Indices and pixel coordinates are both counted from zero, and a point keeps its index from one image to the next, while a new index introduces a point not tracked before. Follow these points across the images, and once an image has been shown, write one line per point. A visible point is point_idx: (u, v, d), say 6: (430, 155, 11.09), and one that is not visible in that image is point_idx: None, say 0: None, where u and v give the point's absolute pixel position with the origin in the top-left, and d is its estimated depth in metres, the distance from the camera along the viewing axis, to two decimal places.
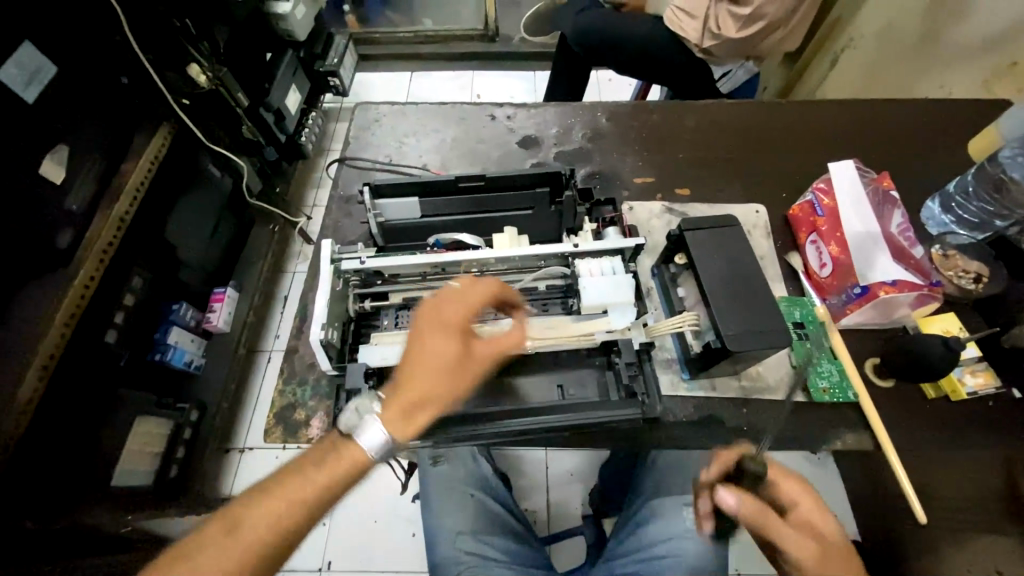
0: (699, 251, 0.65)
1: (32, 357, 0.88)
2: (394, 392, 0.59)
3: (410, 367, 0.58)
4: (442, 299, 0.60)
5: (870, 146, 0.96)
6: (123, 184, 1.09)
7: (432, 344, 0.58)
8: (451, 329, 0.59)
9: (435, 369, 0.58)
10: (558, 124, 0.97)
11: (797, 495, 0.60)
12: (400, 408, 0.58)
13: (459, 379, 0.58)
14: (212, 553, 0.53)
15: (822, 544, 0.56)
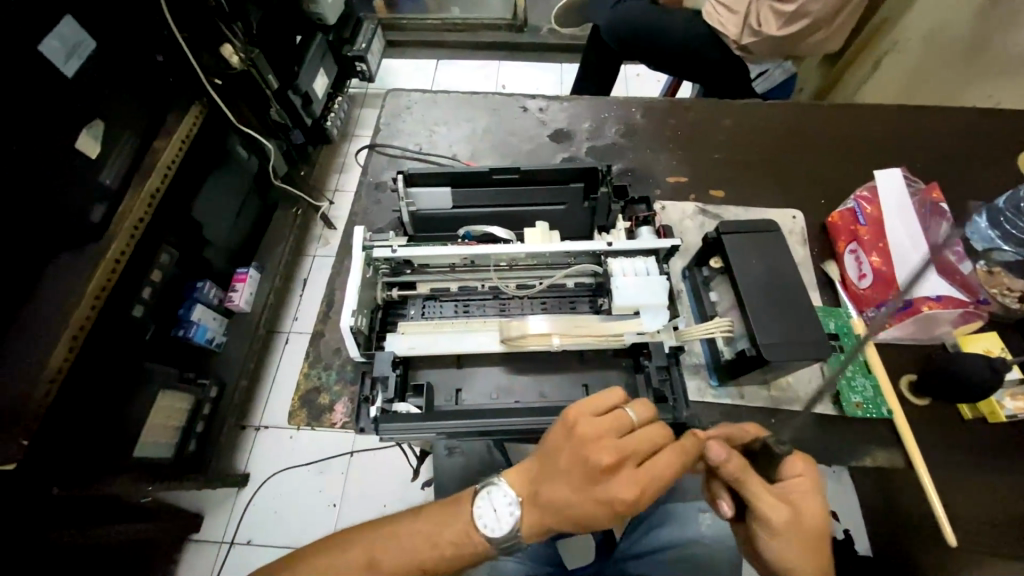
0: (737, 256, 0.64)
1: (64, 327, 0.90)
2: (534, 509, 0.57)
3: (559, 500, 0.55)
4: (612, 440, 0.54)
5: (914, 155, 0.93)
6: (155, 161, 1.10)
7: (590, 488, 0.54)
8: (618, 484, 0.53)
9: (586, 515, 0.54)
10: (591, 119, 0.95)
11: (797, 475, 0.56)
12: (534, 524, 0.57)
13: (606, 524, 0.55)
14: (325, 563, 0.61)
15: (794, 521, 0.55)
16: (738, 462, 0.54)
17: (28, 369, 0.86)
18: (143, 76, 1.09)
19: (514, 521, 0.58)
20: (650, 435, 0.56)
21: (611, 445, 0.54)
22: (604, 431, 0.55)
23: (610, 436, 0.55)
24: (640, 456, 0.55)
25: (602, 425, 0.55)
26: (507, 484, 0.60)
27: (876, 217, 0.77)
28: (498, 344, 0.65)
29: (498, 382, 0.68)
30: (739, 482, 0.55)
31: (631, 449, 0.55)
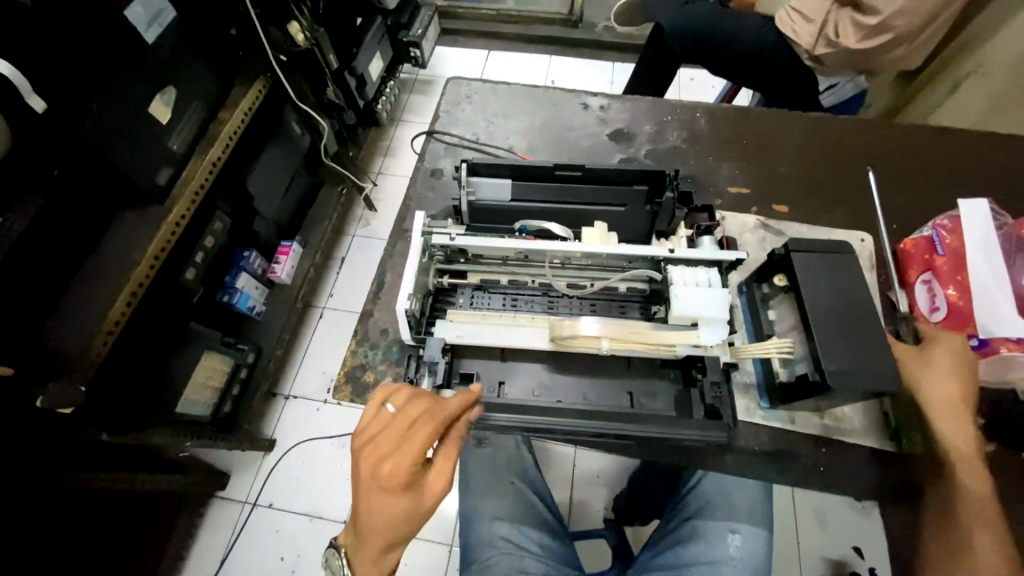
0: (805, 275, 0.61)
1: (125, 282, 0.93)
2: (357, 547, 0.60)
3: (358, 524, 0.58)
4: (371, 444, 0.57)
5: (999, 187, 0.87)
6: (219, 131, 1.14)
7: (366, 501, 0.56)
8: (384, 485, 0.55)
9: (379, 527, 0.56)
10: (653, 121, 0.93)
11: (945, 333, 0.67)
12: (366, 560, 0.60)
13: (405, 522, 0.56)
14: None
15: (931, 365, 0.65)
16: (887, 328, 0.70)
17: (88, 320, 0.90)
18: (214, 48, 1.12)
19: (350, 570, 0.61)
20: (401, 414, 0.57)
21: (370, 443, 0.57)
22: (366, 436, 0.58)
23: (367, 443, 0.57)
24: (396, 442, 0.56)
25: (367, 432, 0.58)
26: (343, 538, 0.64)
27: (957, 249, 0.72)
28: (546, 341, 0.65)
29: (542, 380, 0.68)
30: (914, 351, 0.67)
31: (387, 441, 0.57)
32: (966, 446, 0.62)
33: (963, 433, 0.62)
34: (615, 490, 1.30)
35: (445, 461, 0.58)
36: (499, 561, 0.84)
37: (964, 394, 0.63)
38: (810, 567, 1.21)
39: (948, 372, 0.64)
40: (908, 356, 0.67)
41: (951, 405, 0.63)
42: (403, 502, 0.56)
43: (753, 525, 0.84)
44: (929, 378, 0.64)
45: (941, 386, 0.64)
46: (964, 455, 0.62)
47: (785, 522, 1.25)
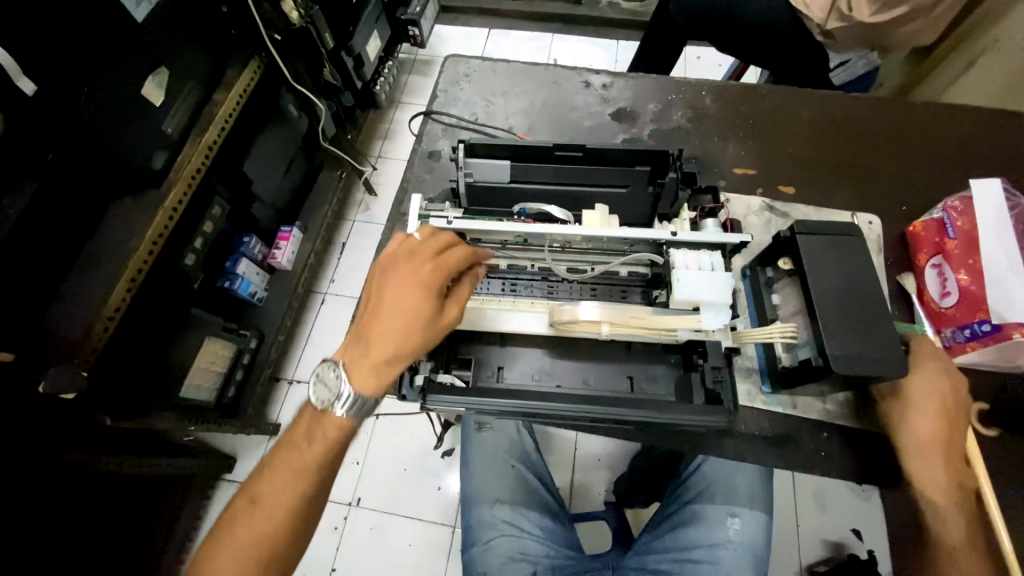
0: (812, 258, 0.60)
1: (124, 267, 0.93)
2: (360, 356, 0.61)
3: (372, 328, 0.60)
4: (402, 256, 0.62)
5: (1014, 166, 0.84)
6: (214, 113, 1.12)
7: (389, 302, 0.60)
8: (408, 287, 0.59)
9: (393, 331, 0.59)
10: (657, 100, 0.90)
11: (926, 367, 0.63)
12: (367, 369, 0.60)
13: (417, 333, 0.59)
14: (249, 523, 0.61)
15: (902, 401, 0.63)
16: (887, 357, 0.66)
17: (89, 307, 0.90)
18: (207, 28, 1.09)
19: (348, 380, 0.61)
20: (432, 238, 0.62)
21: (403, 256, 0.61)
22: (398, 252, 0.62)
23: (400, 255, 0.62)
24: (428, 255, 0.61)
25: (399, 250, 0.63)
26: (339, 356, 0.64)
27: (968, 231, 0.71)
28: (546, 326, 0.64)
29: (540, 365, 0.67)
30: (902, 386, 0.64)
31: (419, 254, 0.61)
32: (942, 487, 0.62)
33: (937, 475, 0.62)
34: (615, 473, 1.31)
35: (464, 292, 0.61)
36: (499, 542, 0.86)
37: (939, 436, 0.61)
38: (807, 548, 1.22)
39: (923, 410, 0.61)
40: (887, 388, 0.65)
41: (926, 447, 0.62)
42: (420, 310, 0.59)
43: (752, 508, 0.85)
44: (899, 414, 0.63)
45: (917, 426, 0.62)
46: (940, 495, 0.62)
47: (785, 505, 1.25)
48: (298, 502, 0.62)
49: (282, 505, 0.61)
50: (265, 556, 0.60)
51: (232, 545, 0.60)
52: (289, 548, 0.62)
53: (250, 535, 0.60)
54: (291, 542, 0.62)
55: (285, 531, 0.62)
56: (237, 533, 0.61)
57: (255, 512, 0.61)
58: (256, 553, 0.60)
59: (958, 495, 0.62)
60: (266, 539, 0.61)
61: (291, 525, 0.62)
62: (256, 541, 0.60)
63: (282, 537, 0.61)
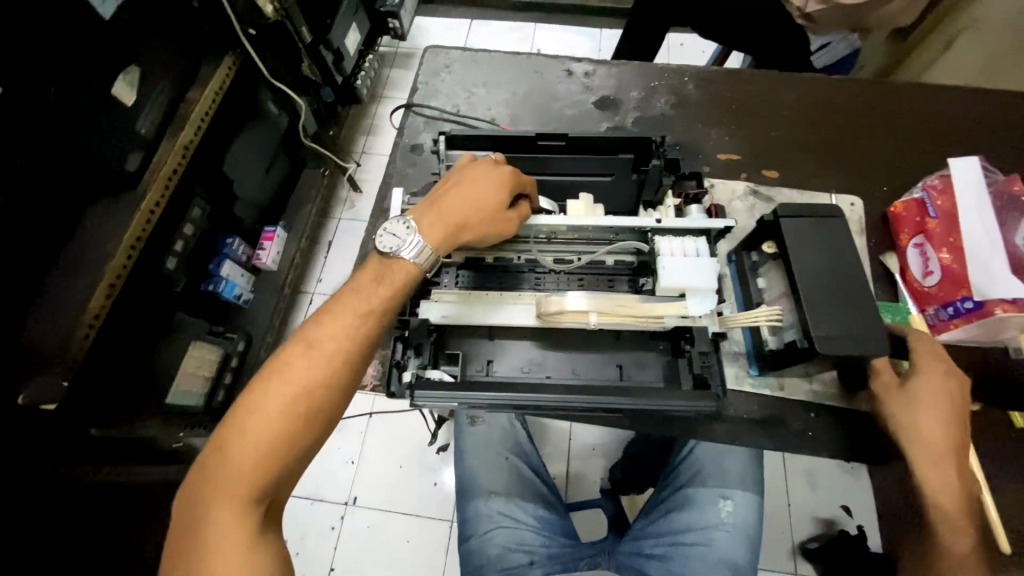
0: (795, 240, 0.60)
1: (102, 273, 0.91)
2: (429, 213, 0.61)
3: (450, 197, 0.61)
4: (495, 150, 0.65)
5: (991, 143, 0.85)
6: (190, 112, 1.09)
7: (479, 173, 0.62)
8: (495, 170, 0.62)
9: (470, 204, 0.60)
10: (639, 87, 0.90)
11: (930, 364, 0.63)
12: (433, 226, 0.60)
13: (490, 214, 0.60)
14: (300, 366, 0.55)
15: (906, 404, 0.62)
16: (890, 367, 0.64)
17: (68, 315, 0.88)
18: (177, 23, 1.05)
19: (414, 228, 0.60)
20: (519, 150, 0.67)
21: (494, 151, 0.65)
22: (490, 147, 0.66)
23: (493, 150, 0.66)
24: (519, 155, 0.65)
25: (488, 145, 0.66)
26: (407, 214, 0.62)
27: (948, 209, 0.72)
28: (533, 318, 0.64)
29: (529, 356, 0.67)
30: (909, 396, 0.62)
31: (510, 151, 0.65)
32: (950, 497, 0.61)
33: (945, 483, 0.61)
34: (610, 461, 1.32)
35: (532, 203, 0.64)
36: (496, 533, 0.86)
37: (946, 440, 0.61)
38: (799, 526, 1.24)
39: (930, 412, 0.61)
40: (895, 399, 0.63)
41: (932, 452, 0.61)
42: (501, 192, 0.61)
43: (743, 490, 0.86)
44: (904, 419, 0.62)
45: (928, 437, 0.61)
46: (950, 505, 0.61)
47: (777, 485, 1.27)
48: (353, 350, 0.57)
49: (339, 349, 0.56)
50: (313, 406, 0.54)
51: (279, 388, 0.54)
52: (336, 404, 0.56)
53: (299, 377, 0.54)
54: (338, 401, 0.56)
55: (336, 381, 0.56)
56: (283, 375, 0.54)
57: (309, 358, 0.55)
58: (305, 399, 0.54)
59: (966, 504, 0.61)
60: (314, 388, 0.54)
61: (342, 380, 0.56)
62: (306, 387, 0.54)
63: (331, 390, 0.55)
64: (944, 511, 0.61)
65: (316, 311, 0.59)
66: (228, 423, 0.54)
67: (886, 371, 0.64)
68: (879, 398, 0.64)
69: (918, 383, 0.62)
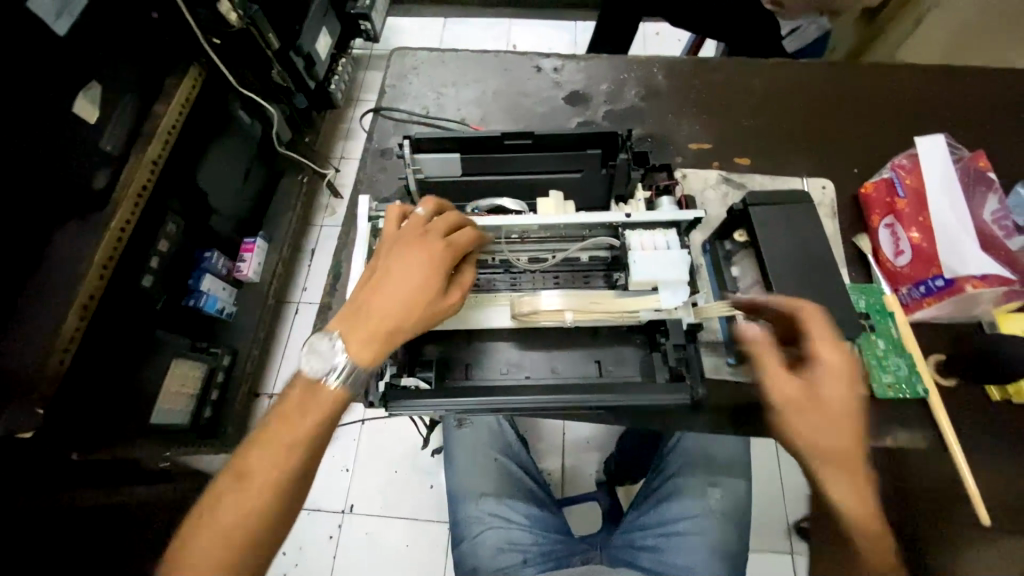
0: (765, 228, 0.62)
1: (74, 296, 0.89)
2: (350, 330, 0.57)
3: (370, 303, 0.58)
4: (411, 231, 0.60)
5: (959, 118, 0.86)
6: (156, 126, 1.06)
7: (401, 270, 0.58)
8: (414, 259, 0.58)
9: (393, 307, 0.57)
10: (610, 80, 0.89)
11: (826, 358, 0.53)
12: (361, 343, 0.57)
13: (419, 312, 0.57)
14: (231, 500, 0.55)
15: (806, 408, 0.53)
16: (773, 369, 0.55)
17: (41, 340, 0.86)
18: (135, 35, 1.02)
19: (341, 350, 0.57)
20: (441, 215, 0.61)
21: (416, 231, 0.60)
22: (411, 227, 0.61)
23: (408, 234, 0.60)
24: (442, 232, 0.60)
25: (410, 223, 0.61)
26: (331, 328, 0.59)
27: (916, 189, 0.73)
28: (510, 319, 0.64)
29: (507, 357, 0.66)
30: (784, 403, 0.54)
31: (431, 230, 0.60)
32: (860, 518, 0.52)
33: (852, 500, 0.52)
34: (605, 454, 1.32)
35: (469, 275, 0.61)
36: (487, 535, 0.86)
37: (859, 445, 0.52)
38: (794, 507, 1.25)
39: (835, 409, 0.52)
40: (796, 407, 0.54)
41: (830, 462, 0.53)
42: (424, 284, 0.57)
43: (731, 476, 0.87)
44: (803, 428, 0.53)
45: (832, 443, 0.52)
46: (861, 532, 0.52)
47: (771, 467, 1.28)
48: (284, 480, 0.56)
49: (270, 480, 0.55)
50: (246, 542, 0.54)
51: (213, 525, 0.54)
52: (280, 531, 0.57)
53: (229, 513, 0.54)
54: (274, 528, 0.56)
55: (268, 512, 0.55)
56: (217, 510, 0.54)
57: (240, 491, 0.55)
58: (237, 535, 0.54)
59: (882, 531, 0.52)
60: (247, 521, 0.54)
61: (274, 510, 0.55)
62: (238, 522, 0.54)
63: (264, 520, 0.55)
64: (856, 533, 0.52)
65: (250, 436, 0.58)
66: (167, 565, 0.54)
67: (787, 371, 0.55)
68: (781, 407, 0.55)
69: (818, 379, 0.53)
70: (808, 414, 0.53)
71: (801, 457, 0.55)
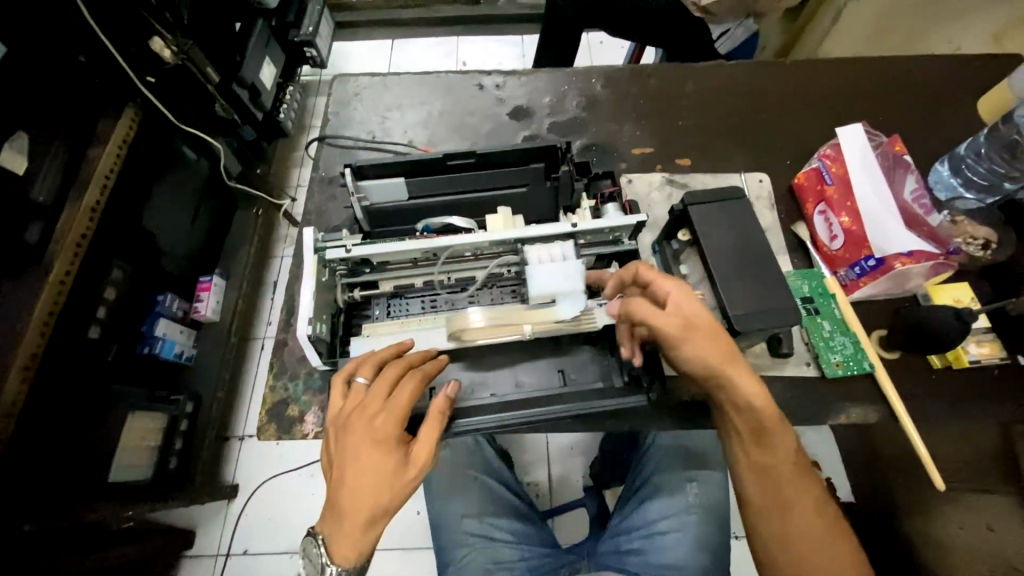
0: (704, 226, 0.64)
1: (13, 358, 0.84)
2: (331, 531, 0.58)
3: (339, 496, 0.56)
4: (356, 413, 0.58)
5: (876, 106, 0.92)
6: (92, 171, 1.01)
7: (354, 464, 0.56)
8: (366, 446, 0.56)
9: (363, 495, 0.56)
10: (551, 93, 0.91)
11: (673, 291, 0.58)
12: (342, 544, 0.57)
13: (383, 496, 0.56)
14: None
15: (694, 334, 0.57)
16: (651, 316, 0.57)
17: None
18: (61, 81, 0.98)
19: (328, 554, 0.58)
20: (378, 382, 0.59)
21: (358, 411, 0.58)
22: (353, 404, 0.59)
23: (352, 414, 0.58)
24: (382, 401, 0.58)
25: (353, 396, 0.59)
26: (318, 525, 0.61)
27: (843, 176, 0.76)
28: (447, 341, 0.63)
29: (471, 375, 0.66)
30: (676, 342, 0.57)
31: (370, 406, 0.58)
32: (766, 400, 0.57)
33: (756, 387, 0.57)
34: (589, 458, 1.32)
35: (426, 439, 0.57)
36: (472, 557, 0.85)
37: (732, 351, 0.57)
38: None
39: (706, 329, 0.57)
40: (684, 340, 0.57)
41: (729, 364, 0.57)
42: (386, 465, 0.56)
43: (707, 469, 0.89)
44: (701, 350, 0.56)
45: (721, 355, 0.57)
46: (769, 416, 0.57)
47: None
48: None
49: None
50: None
51: None
52: None
53: None
54: None
55: None
56: None
57: None
58: None
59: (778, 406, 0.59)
60: None
61: None
62: None
63: None
64: (767, 417, 0.57)
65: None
66: None
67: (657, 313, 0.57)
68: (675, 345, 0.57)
69: (683, 309, 0.57)
70: (696, 338, 0.57)
71: (712, 377, 0.57)
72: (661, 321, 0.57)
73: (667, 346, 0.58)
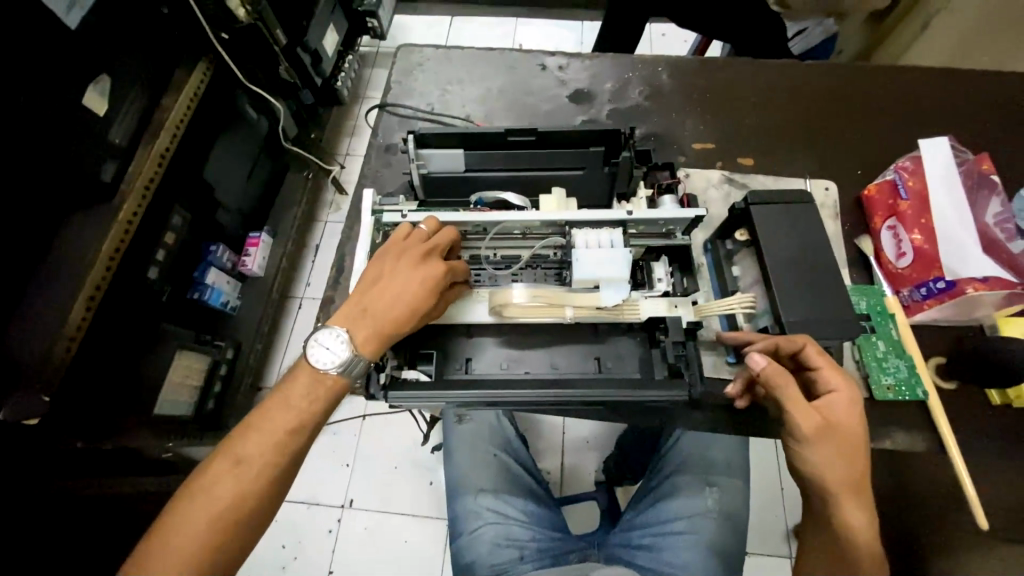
0: (764, 227, 0.63)
1: (81, 286, 0.90)
2: (353, 330, 0.59)
3: (373, 302, 0.59)
4: (408, 240, 0.62)
5: (961, 123, 0.86)
6: (165, 119, 1.07)
7: (401, 287, 0.59)
8: (410, 260, 0.60)
9: (398, 314, 0.59)
10: (613, 79, 0.90)
11: (838, 387, 0.56)
12: (360, 343, 0.58)
13: (413, 324, 0.59)
14: (226, 482, 0.55)
15: (830, 439, 0.54)
16: (798, 404, 0.54)
17: (49, 330, 0.87)
18: (145, 30, 1.02)
19: (346, 342, 0.58)
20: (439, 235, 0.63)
21: (419, 248, 0.61)
22: (413, 239, 0.62)
23: (412, 246, 0.61)
24: (440, 252, 0.62)
25: (415, 235, 0.62)
26: (332, 322, 0.60)
27: (918, 190, 0.73)
28: (488, 315, 0.65)
29: (505, 353, 0.67)
30: (807, 442, 0.54)
31: (431, 249, 0.61)
32: (874, 545, 0.54)
33: (869, 527, 0.54)
34: (604, 453, 1.32)
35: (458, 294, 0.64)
36: (483, 531, 0.87)
37: (863, 475, 0.54)
38: (791, 508, 1.24)
39: (847, 441, 0.54)
40: (816, 444, 0.54)
41: (850, 488, 0.54)
42: (427, 279, 0.59)
43: (729, 477, 0.87)
44: (831, 460, 0.54)
45: (848, 476, 0.54)
46: (867, 556, 0.53)
47: (771, 469, 1.26)
48: (279, 464, 0.57)
49: (269, 462, 0.57)
50: (239, 516, 0.55)
51: (205, 506, 0.55)
52: (277, 499, 0.58)
53: (221, 493, 0.55)
54: (271, 505, 0.58)
55: (256, 499, 0.56)
56: (210, 490, 0.55)
57: (234, 476, 0.56)
58: (235, 513, 0.55)
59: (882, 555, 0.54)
60: (239, 502, 0.55)
61: (270, 493, 0.57)
62: (230, 503, 0.55)
63: (261, 504, 0.57)
64: (866, 554, 0.53)
65: (243, 421, 0.59)
66: (153, 538, 0.54)
67: (804, 402, 0.55)
68: (804, 444, 0.54)
69: (832, 407, 0.55)
70: (831, 449, 0.54)
71: (826, 489, 0.54)
72: (804, 413, 0.54)
73: (791, 437, 0.56)
